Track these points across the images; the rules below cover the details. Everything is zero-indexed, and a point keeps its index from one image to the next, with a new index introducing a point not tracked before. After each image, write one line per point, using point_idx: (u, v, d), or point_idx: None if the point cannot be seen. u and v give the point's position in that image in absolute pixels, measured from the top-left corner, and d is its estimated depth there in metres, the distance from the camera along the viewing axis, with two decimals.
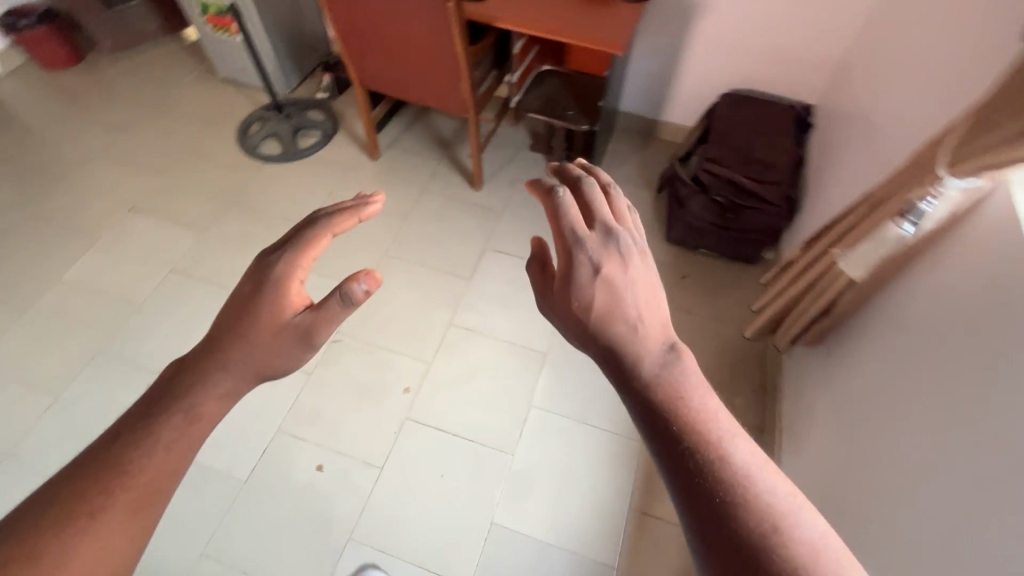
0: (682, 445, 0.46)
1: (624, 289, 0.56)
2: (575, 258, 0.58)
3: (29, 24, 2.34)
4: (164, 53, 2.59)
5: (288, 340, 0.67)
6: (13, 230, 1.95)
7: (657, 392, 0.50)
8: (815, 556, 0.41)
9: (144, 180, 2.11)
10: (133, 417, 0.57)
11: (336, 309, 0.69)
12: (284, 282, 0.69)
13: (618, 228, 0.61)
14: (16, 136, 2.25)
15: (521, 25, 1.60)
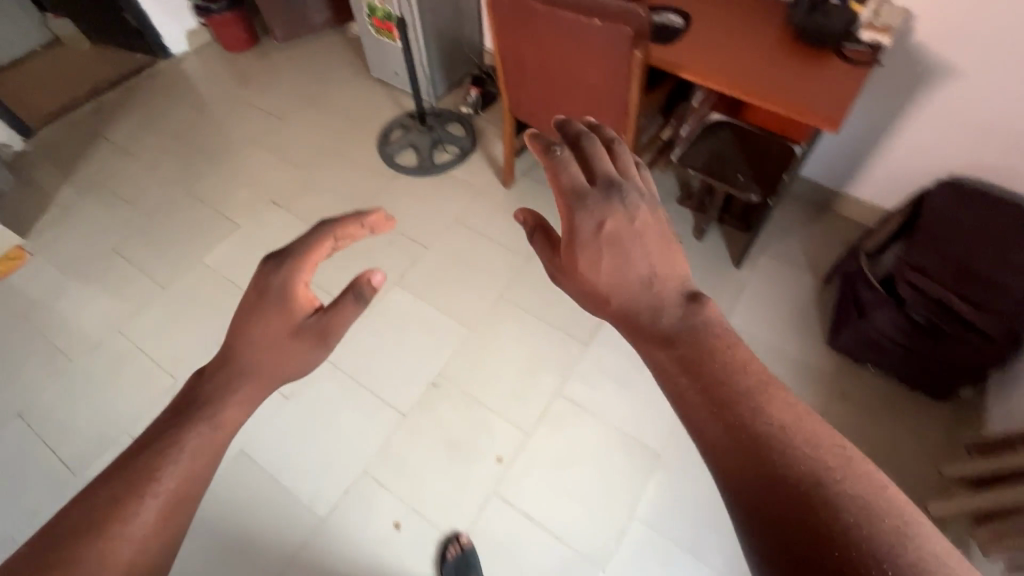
0: (708, 404, 0.48)
1: (629, 250, 0.62)
2: (579, 220, 0.63)
3: (219, 8, 2.49)
4: (327, 45, 2.66)
5: (304, 341, 0.63)
6: (173, 205, 2.09)
7: (678, 352, 0.54)
8: (859, 491, 0.40)
9: (289, 173, 2.16)
10: (154, 437, 0.52)
11: (350, 308, 0.64)
12: (290, 286, 0.63)
13: (619, 181, 0.64)
14: (191, 113, 2.42)
15: (702, 77, 1.38)
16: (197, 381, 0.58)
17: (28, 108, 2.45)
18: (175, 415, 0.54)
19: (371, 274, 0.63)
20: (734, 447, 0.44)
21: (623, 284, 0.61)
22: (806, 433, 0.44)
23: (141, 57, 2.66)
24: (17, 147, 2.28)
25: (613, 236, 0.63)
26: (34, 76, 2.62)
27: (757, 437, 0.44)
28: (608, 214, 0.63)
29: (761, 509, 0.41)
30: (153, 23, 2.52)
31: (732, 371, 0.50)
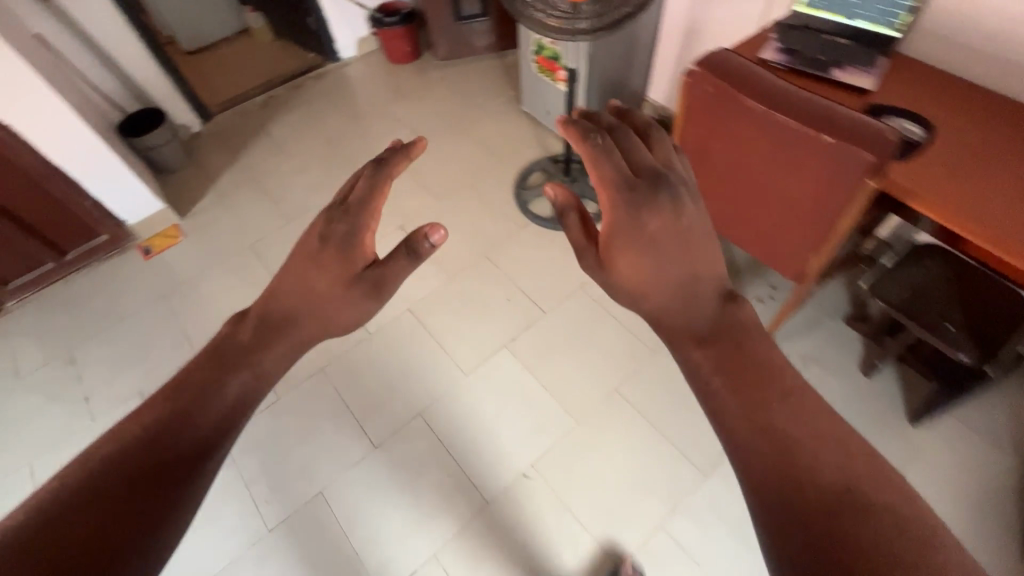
0: (735, 399, 0.52)
1: (670, 243, 0.67)
2: (623, 213, 0.69)
3: (392, 22, 2.54)
4: (484, 69, 2.62)
5: (357, 292, 0.69)
6: (312, 211, 2.15)
7: (714, 349, 0.58)
8: (873, 493, 0.43)
9: (423, 199, 2.13)
10: (228, 355, 0.60)
11: (408, 259, 0.72)
12: (360, 231, 0.70)
13: (663, 174, 0.70)
14: (346, 119, 2.49)
15: (926, 205, 1.10)
16: (265, 316, 0.65)
17: (211, 93, 2.66)
18: (249, 339, 0.62)
19: (432, 231, 0.71)
20: (756, 439, 0.49)
21: (666, 272, 0.66)
22: (827, 436, 0.48)
23: (313, 57, 2.79)
24: (195, 129, 2.47)
25: (654, 225, 0.68)
26: (223, 63, 2.85)
27: (790, 439, 0.47)
28: (651, 202, 0.68)
29: (776, 496, 0.45)
30: (330, 28, 2.62)
31: (768, 377, 0.53)
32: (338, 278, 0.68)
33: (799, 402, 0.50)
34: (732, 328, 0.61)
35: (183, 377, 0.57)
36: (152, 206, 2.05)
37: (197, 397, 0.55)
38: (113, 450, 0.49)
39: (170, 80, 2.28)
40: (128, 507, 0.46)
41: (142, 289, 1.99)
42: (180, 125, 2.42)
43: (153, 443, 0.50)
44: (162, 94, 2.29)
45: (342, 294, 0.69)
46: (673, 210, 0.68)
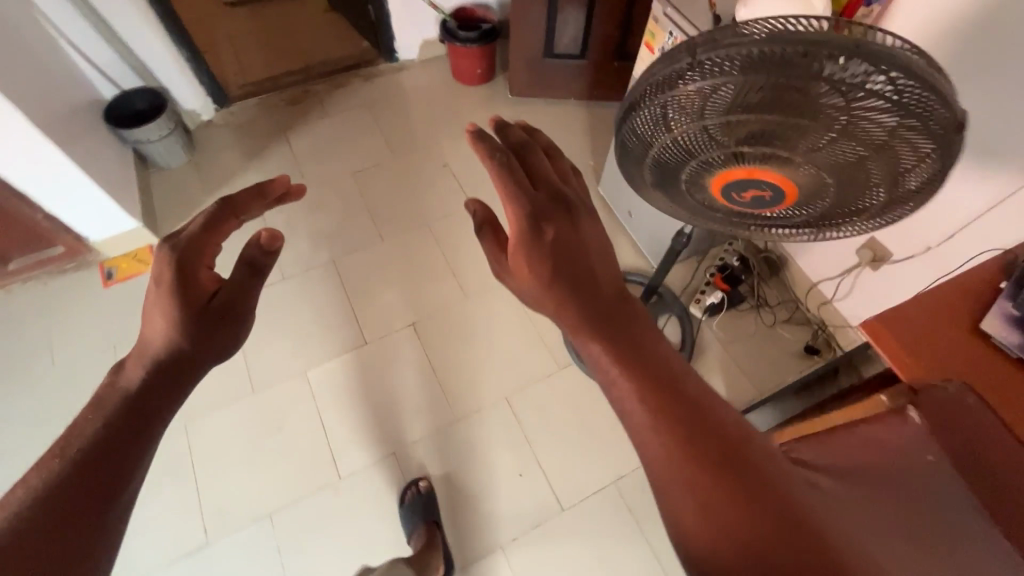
0: (645, 385, 0.46)
1: (573, 246, 0.59)
2: (523, 225, 0.58)
3: (467, 38, 2.01)
4: (563, 119, 2.10)
5: (215, 320, 0.64)
6: (310, 268, 1.73)
7: (619, 333, 0.50)
8: (769, 464, 0.42)
9: (446, 288, 1.70)
10: (149, 387, 0.56)
11: (245, 272, 0.70)
12: (191, 262, 0.67)
13: (564, 187, 0.64)
14: (382, 145, 2.02)
15: None
16: (177, 350, 0.60)
17: (238, 70, 2.25)
18: (159, 381, 0.57)
19: (262, 234, 0.70)
20: (672, 423, 0.43)
21: (555, 260, 0.57)
22: (715, 402, 0.45)
23: (367, 48, 2.31)
24: (205, 116, 2.04)
25: (557, 241, 0.58)
26: (261, 28, 2.41)
27: (696, 414, 0.43)
28: (554, 217, 0.60)
29: (697, 487, 0.40)
30: (392, 24, 2.13)
31: (658, 354, 0.49)
32: (175, 319, 0.61)
33: (690, 380, 0.47)
34: (624, 303, 0.54)
35: (101, 418, 0.51)
36: (125, 224, 1.67)
37: (123, 426, 0.51)
38: (37, 490, 0.44)
39: (184, 56, 1.85)
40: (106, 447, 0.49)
41: (90, 330, 1.64)
42: (186, 111, 1.99)
43: (96, 445, 0.49)
44: (169, 73, 1.86)
45: (202, 333, 0.62)
46: (574, 225, 0.60)
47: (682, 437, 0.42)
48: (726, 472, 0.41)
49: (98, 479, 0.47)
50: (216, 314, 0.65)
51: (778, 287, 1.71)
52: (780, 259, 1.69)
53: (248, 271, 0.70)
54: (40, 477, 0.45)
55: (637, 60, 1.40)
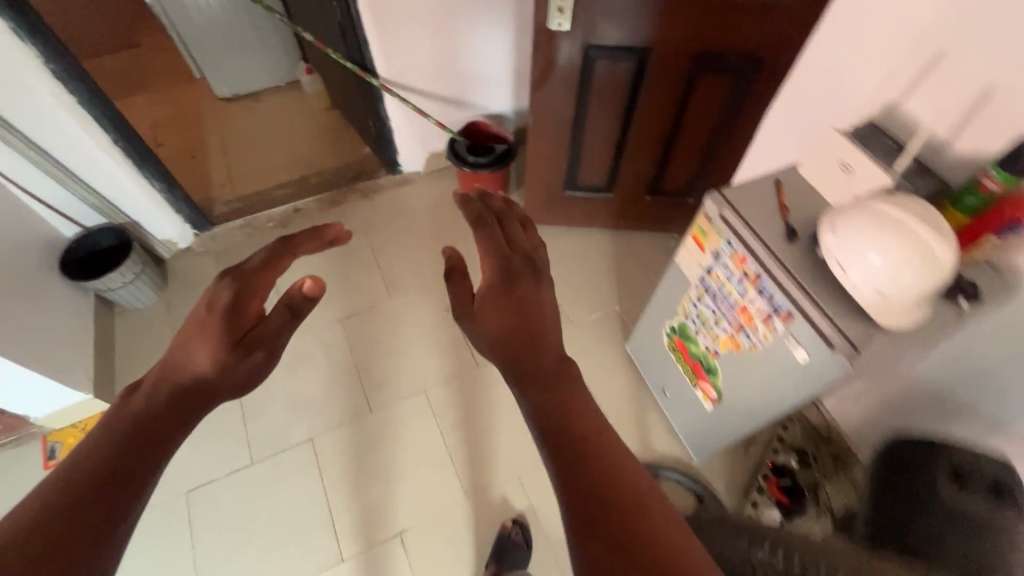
0: (552, 412, 0.55)
1: (533, 294, 0.71)
2: (495, 279, 0.72)
3: (477, 163, 1.77)
4: (586, 253, 1.82)
5: (248, 354, 0.64)
6: (287, 447, 1.49)
7: (542, 374, 0.60)
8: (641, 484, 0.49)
9: (442, 480, 1.44)
10: (165, 408, 0.55)
11: (285, 319, 0.68)
12: (241, 296, 0.67)
13: (534, 256, 0.78)
14: (378, 281, 1.78)
15: None
16: (199, 374, 0.59)
17: (226, 179, 2.06)
18: (171, 409, 0.55)
19: (308, 281, 0.69)
20: (559, 439, 0.52)
21: (509, 312, 0.68)
22: (604, 436, 0.53)
23: (369, 156, 2.10)
24: (182, 244, 1.82)
25: (521, 295, 0.70)
26: (258, 129, 2.22)
27: (586, 438, 0.52)
28: (520, 277, 0.73)
29: (574, 494, 0.48)
30: (395, 139, 1.92)
31: (569, 396, 0.58)
32: (209, 349, 0.60)
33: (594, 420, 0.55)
34: (565, 366, 0.62)
35: (114, 434, 0.51)
36: (72, 396, 1.44)
37: (121, 465, 0.49)
38: (45, 506, 0.44)
39: (157, 187, 1.64)
40: (121, 462, 0.49)
41: None
42: (161, 243, 1.77)
43: (111, 462, 0.48)
44: (141, 207, 1.65)
45: (230, 364, 0.61)
46: (537, 283, 0.73)
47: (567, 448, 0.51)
48: (591, 481, 0.49)
49: (114, 494, 0.46)
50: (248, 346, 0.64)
51: (842, 496, 1.32)
52: (851, 455, 1.36)
53: (289, 317, 0.69)
54: (52, 485, 0.45)
55: (680, 246, 1.13)
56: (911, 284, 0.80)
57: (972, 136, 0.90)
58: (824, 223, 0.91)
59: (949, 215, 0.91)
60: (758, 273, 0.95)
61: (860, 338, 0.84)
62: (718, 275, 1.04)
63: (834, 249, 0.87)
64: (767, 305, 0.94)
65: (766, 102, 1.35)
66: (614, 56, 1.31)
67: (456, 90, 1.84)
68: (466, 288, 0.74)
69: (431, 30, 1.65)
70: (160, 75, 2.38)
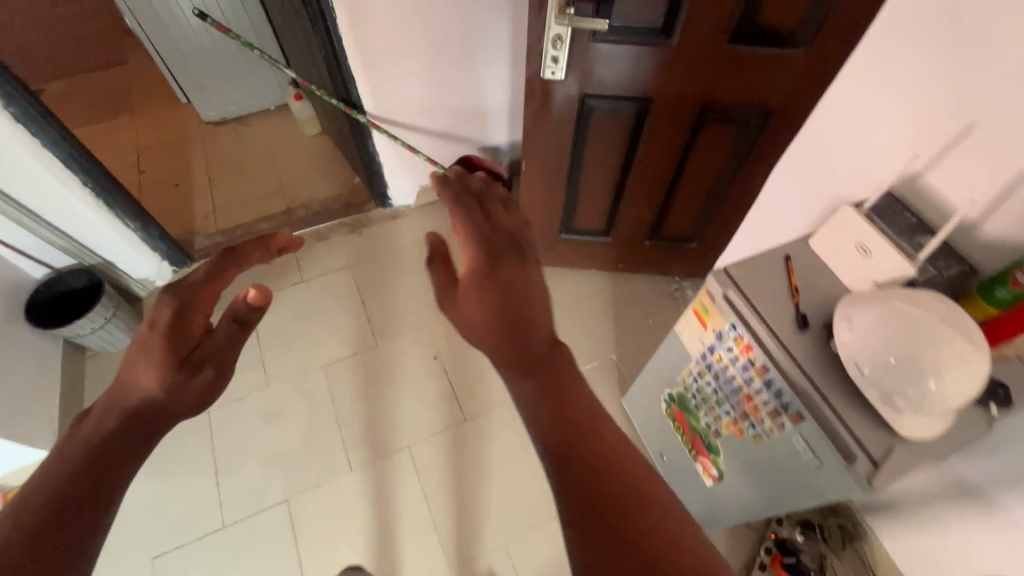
0: (552, 415, 0.55)
1: (520, 278, 0.66)
2: (479, 263, 0.67)
3: None
4: (583, 298, 1.73)
5: (194, 374, 0.61)
6: (261, 510, 1.41)
7: (538, 368, 0.59)
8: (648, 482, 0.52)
9: (425, 548, 1.36)
10: (116, 438, 0.53)
11: (232, 331, 0.65)
12: (185, 311, 0.64)
13: (522, 237, 0.73)
14: (363, 325, 1.69)
15: None
16: (149, 398, 0.57)
17: (209, 211, 1.99)
18: (126, 430, 0.55)
19: (250, 292, 0.64)
20: (562, 447, 0.53)
21: (496, 295, 0.65)
22: (606, 435, 0.54)
23: (358, 187, 2.02)
24: (158, 283, 1.73)
25: (507, 281, 0.66)
26: (245, 156, 2.14)
27: (584, 446, 0.52)
28: (506, 260, 0.68)
29: (581, 506, 0.49)
30: (385, 172, 1.83)
31: (565, 390, 0.57)
32: (153, 373, 0.58)
33: (594, 418, 0.55)
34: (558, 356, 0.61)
35: (61, 468, 0.49)
36: (33, 454, 1.36)
37: (81, 487, 0.48)
38: None
39: (130, 226, 1.56)
40: (70, 498, 0.47)
41: None
42: (136, 282, 1.68)
43: (62, 500, 0.47)
44: (114, 246, 1.57)
45: (178, 386, 0.59)
46: (523, 267, 0.68)
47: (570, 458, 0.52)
48: (601, 487, 0.50)
49: (69, 530, 0.46)
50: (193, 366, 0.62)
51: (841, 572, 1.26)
52: (859, 528, 1.27)
53: (236, 327, 0.66)
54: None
55: (679, 317, 1.05)
56: (945, 387, 0.72)
57: (1006, 221, 0.81)
58: (838, 315, 0.81)
59: (978, 307, 0.82)
60: (764, 365, 0.86)
61: (883, 449, 0.75)
62: (720, 358, 0.96)
63: (851, 347, 0.78)
64: (775, 401, 0.86)
65: (775, 152, 1.26)
66: (612, 105, 1.21)
67: (448, 123, 1.76)
68: (448, 272, 0.70)
69: (420, 63, 1.56)
70: (145, 97, 2.30)
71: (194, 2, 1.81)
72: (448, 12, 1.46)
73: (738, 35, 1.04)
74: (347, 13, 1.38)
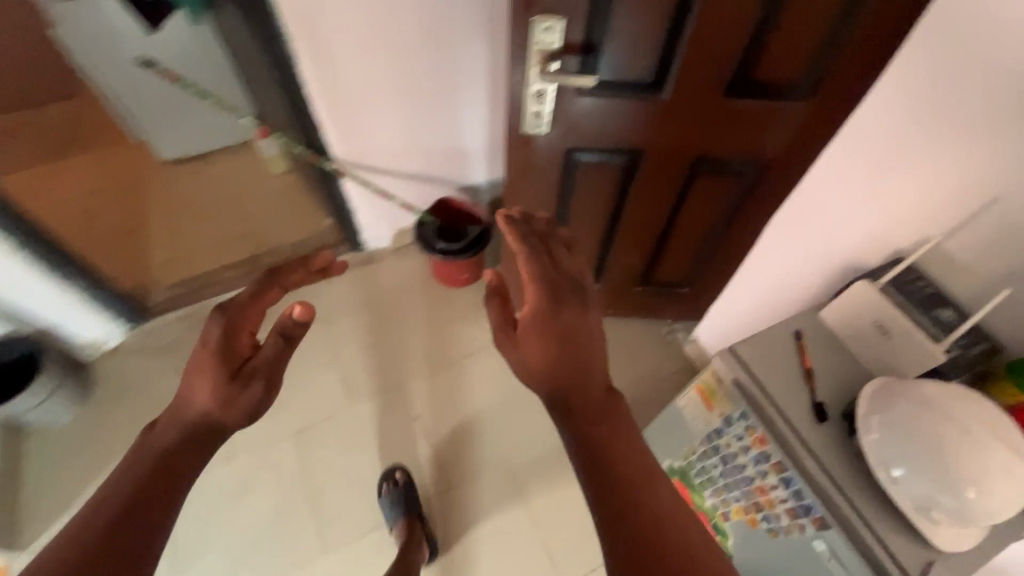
0: (599, 453, 0.63)
1: (579, 323, 0.74)
2: (544, 303, 0.75)
3: (446, 252, 1.60)
4: None
5: (244, 384, 0.71)
6: None
7: (589, 410, 0.67)
8: (683, 523, 0.59)
9: None
10: (174, 450, 0.64)
11: (279, 347, 0.75)
12: (231, 329, 0.74)
13: (582, 276, 0.80)
14: (338, 386, 1.58)
15: None
16: (200, 415, 0.68)
17: (169, 258, 1.85)
18: (189, 443, 0.65)
19: (295, 309, 0.74)
20: (607, 483, 0.61)
21: (556, 339, 0.72)
22: (648, 475, 0.62)
23: (330, 226, 1.88)
24: (110, 343, 1.62)
25: (568, 323, 0.73)
26: (207, 198, 2.01)
27: (629, 484, 0.60)
28: (567, 301, 0.75)
29: (627, 540, 0.56)
30: (356, 216, 1.72)
31: (615, 431, 0.65)
32: (208, 387, 0.69)
33: (638, 459, 0.63)
34: (609, 401, 0.68)
35: (129, 479, 0.60)
36: None
37: (141, 500, 0.59)
38: (72, 552, 0.53)
39: (79, 286, 1.45)
40: (131, 508, 0.58)
41: None
42: (82, 344, 1.57)
43: (126, 509, 0.57)
44: (61, 310, 1.47)
45: (229, 399, 0.69)
46: (583, 308, 0.75)
47: (615, 492, 0.60)
48: (640, 521, 0.57)
49: (133, 534, 0.56)
50: (243, 375, 0.72)
51: None
52: None
53: (283, 343, 0.75)
54: (81, 526, 0.56)
55: (682, 393, 0.97)
56: (995, 505, 0.64)
57: None
58: (860, 419, 0.73)
59: (1009, 391, 0.75)
60: (781, 462, 0.78)
61: (920, 571, 0.68)
62: (728, 443, 0.86)
63: (878, 454, 0.71)
64: (794, 501, 0.77)
65: (774, 201, 1.19)
66: (600, 159, 1.13)
67: (424, 165, 1.66)
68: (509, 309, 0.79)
69: (393, 105, 1.47)
70: (97, 134, 2.16)
71: (138, 49, 1.74)
72: (416, 55, 1.38)
73: (735, 87, 0.96)
74: (310, 53, 1.29)
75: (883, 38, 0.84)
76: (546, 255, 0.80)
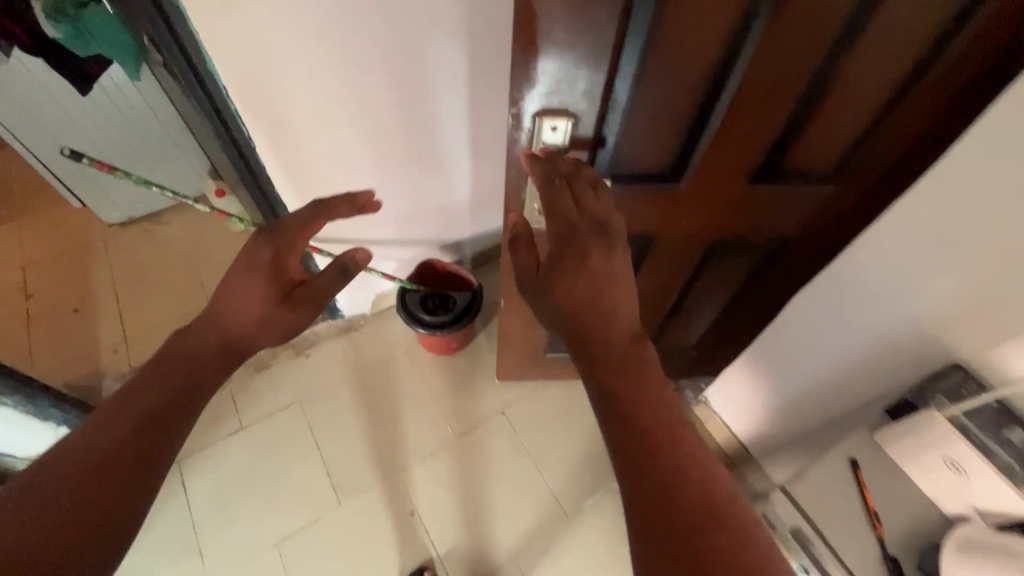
0: (622, 398, 0.58)
1: (603, 273, 0.66)
2: (568, 247, 0.68)
3: (433, 325, 1.46)
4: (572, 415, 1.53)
5: (296, 308, 0.76)
6: None
7: (613, 357, 0.61)
8: (715, 487, 0.52)
9: None
10: (195, 366, 0.64)
11: (334, 278, 0.80)
12: (282, 254, 0.76)
13: (609, 218, 0.71)
14: (322, 481, 1.43)
15: None
16: (230, 329, 0.68)
17: (118, 340, 1.66)
18: (204, 367, 0.64)
19: (360, 251, 0.79)
20: (630, 435, 0.55)
21: (581, 286, 0.66)
22: (677, 430, 0.55)
23: None
24: None
25: (594, 270, 0.66)
26: (159, 265, 1.81)
27: (653, 438, 0.54)
28: (588, 246, 0.67)
29: (647, 496, 0.52)
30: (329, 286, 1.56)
31: (642, 381, 0.59)
32: (262, 300, 0.72)
33: (667, 411, 0.57)
34: (637, 350, 0.62)
35: (155, 382, 0.61)
36: None
37: (153, 413, 0.58)
38: (80, 456, 0.53)
39: (8, 404, 1.27)
40: (145, 421, 0.57)
41: None
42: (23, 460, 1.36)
43: (141, 418, 0.57)
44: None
45: (275, 316, 0.73)
46: (607, 254, 0.67)
47: (639, 442, 0.54)
48: (663, 478, 0.52)
49: (140, 453, 0.55)
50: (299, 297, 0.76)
51: None
52: None
53: (338, 277, 0.80)
54: (93, 427, 0.56)
55: None
56: None
57: None
58: None
59: None
60: None
61: None
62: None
63: None
64: None
65: None
66: None
67: (404, 229, 1.52)
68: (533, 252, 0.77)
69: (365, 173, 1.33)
70: (29, 198, 1.93)
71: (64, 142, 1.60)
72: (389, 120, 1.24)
73: (760, 174, 0.86)
74: (270, 131, 1.15)
75: (922, 124, 0.76)
76: (571, 197, 0.72)
